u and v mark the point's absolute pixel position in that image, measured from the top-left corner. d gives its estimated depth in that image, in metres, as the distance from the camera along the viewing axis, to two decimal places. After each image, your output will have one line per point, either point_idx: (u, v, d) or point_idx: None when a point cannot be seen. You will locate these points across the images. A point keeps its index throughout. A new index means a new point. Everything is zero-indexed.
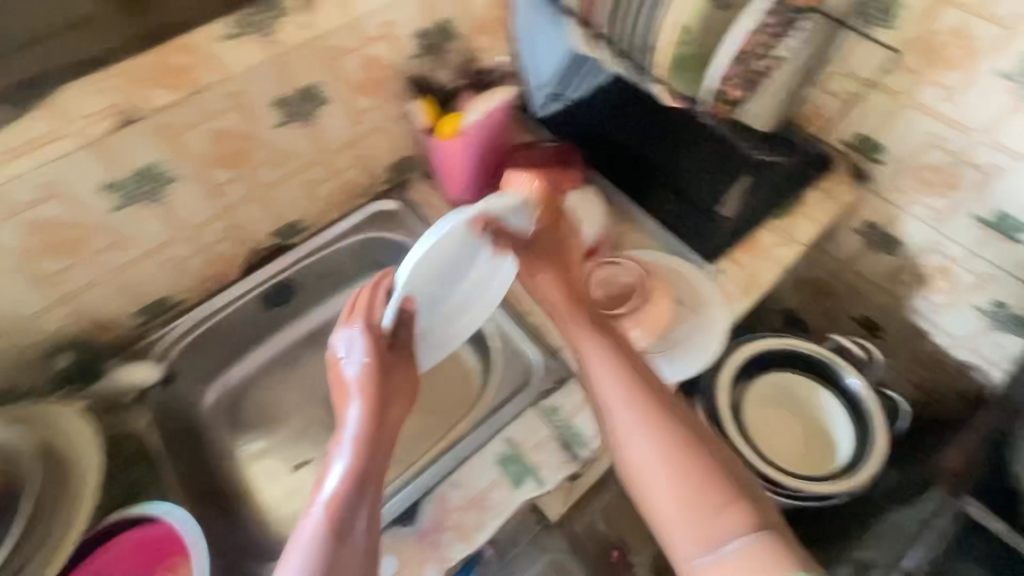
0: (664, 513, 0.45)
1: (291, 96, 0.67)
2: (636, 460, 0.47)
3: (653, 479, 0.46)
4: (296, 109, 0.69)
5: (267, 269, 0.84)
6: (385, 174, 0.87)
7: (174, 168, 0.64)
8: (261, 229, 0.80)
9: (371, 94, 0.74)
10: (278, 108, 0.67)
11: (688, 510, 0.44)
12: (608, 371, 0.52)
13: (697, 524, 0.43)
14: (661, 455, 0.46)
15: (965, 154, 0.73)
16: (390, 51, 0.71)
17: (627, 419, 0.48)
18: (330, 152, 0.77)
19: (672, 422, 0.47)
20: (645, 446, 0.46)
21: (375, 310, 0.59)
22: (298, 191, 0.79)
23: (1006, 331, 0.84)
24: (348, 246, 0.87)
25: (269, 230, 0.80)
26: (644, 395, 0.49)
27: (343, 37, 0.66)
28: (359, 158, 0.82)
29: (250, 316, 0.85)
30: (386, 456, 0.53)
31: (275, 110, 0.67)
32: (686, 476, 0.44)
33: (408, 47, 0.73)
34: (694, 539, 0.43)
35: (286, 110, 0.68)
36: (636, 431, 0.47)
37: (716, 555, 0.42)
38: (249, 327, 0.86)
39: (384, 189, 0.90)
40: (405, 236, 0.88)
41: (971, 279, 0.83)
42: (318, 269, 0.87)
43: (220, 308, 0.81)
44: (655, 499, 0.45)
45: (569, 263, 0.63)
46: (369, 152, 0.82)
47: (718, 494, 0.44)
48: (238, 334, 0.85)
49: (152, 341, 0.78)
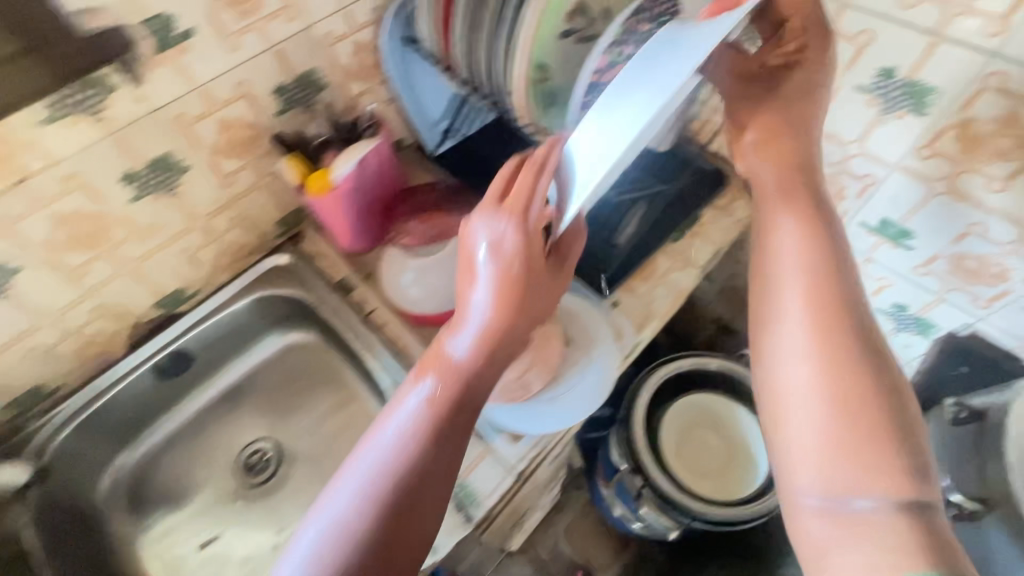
0: (801, 446, 0.45)
1: (141, 171, 0.64)
2: (810, 391, 0.46)
3: (804, 407, 0.46)
4: (150, 182, 0.66)
5: (166, 340, 0.81)
6: (276, 227, 0.84)
7: (17, 260, 0.61)
8: (142, 304, 0.77)
9: (237, 155, 0.71)
10: (128, 184, 0.64)
11: (829, 445, 0.44)
12: (794, 281, 0.50)
13: (832, 461, 0.43)
14: (829, 380, 0.45)
15: (843, 165, 0.73)
16: (248, 110, 0.68)
17: (796, 343, 0.47)
18: (200, 219, 0.74)
19: (868, 366, 0.45)
20: (800, 369, 0.47)
21: (535, 194, 0.48)
22: (174, 259, 0.75)
23: (909, 332, 0.84)
24: (254, 304, 0.85)
25: (151, 304, 0.78)
26: (829, 317, 0.48)
27: (188, 106, 0.63)
28: (242, 217, 0.79)
29: (145, 388, 0.82)
30: (472, 416, 0.49)
31: (125, 187, 0.64)
32: (853, 408, 0.44)
33: (268, 104, 0.70)
34: (813, 472, 0.44)
35: (138, 184, 0.65)
36: (801, 354, 0.47)
37: (842, 498, 0.43)
38: (145, 399, 0.83)
39: (283, 238, 0.87)
40: (302, 289, 0.85)
41: (871, 283, 0.83)
42: (227, 329, 0.85)
43: (111, 384, 0.78)
44: (795, 434, 0.46)
45: (807, 118, 0.54)
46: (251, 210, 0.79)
47: (876, 439, 0.43)
48: (132, 407, 0.82)
49: (33, 434, 0.75)
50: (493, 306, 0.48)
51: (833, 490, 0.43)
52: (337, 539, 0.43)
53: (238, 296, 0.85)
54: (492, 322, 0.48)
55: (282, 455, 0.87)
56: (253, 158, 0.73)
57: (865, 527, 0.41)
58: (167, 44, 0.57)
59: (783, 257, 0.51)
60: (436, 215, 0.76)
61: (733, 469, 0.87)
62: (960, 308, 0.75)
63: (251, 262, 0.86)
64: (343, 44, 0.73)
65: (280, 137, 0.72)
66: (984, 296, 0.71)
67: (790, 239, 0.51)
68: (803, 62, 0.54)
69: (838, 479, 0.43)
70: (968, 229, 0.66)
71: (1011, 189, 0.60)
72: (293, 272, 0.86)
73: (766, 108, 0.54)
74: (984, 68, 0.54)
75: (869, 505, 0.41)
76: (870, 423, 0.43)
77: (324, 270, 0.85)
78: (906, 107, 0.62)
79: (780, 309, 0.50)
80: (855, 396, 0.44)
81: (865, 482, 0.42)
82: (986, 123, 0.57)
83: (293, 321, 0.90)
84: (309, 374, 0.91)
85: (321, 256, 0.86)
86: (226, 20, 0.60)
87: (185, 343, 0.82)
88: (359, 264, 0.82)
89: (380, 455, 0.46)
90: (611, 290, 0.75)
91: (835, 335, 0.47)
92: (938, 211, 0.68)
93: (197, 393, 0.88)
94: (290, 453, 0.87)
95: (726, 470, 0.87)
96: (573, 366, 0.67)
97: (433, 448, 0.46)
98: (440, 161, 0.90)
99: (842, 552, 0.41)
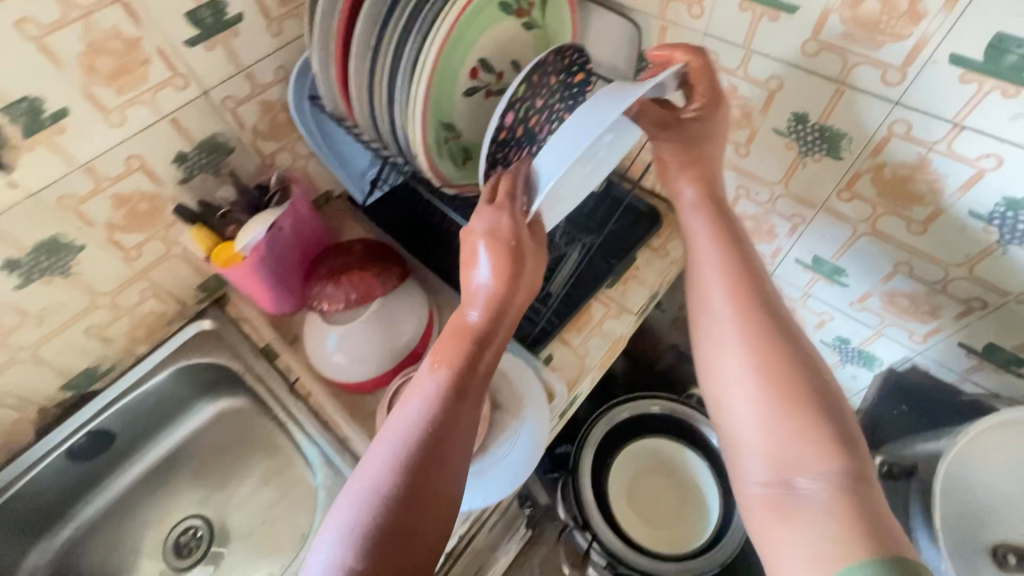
0: (743, 428, 0.48)
1: (26, 257, 0.60)
2: (744, 382, 0.48)
3: (737, 394, 0.48)
4: (39, 266, 0.62)
5: (80, 421, 0.76)
6: (196, 294, 0.80)
7: None
8: (49, 387, 0.73)
9: (139, 229, 0.68)
10: (13, 272, 0.60)
11: (765, 427, 0.46)
12: (719, 279, 0.53)
13: (771, 441, 0.46)
14: (757, 369, 0.48)
15: (772, 205, 0.72)
16: (144, 183, 0.65)
17: (728, 335, 0.50)
18: (104, 297, 0.70)
19: (796, 354, 0.48)
20: (737, 357, 0.49)
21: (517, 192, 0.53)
22: (80, 339, 0.71)
23: (853, 364, 0.82)
24: (179, 377, 0.81)
25: (57, 387, 0.73)
26: (752, 311, 0.50)
27: (72, 187, 0.59)
28: (154, 288, 0.75)
29: (59, 474, 0.77)
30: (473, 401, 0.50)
31: (8, 275, 0.60)
32: (784, 391, 0.46)
33: (167, 174, 0.66)
34: (756, 451, 0.46)
35: (25, 271, 0.61)
36: (734, 343, 0.50)
37: (782, 475, 0.44)
38: (60, 485, 0.78)
39: (205, 304, 0.83)
40: (227, 356, 0.81)
41: (813, 317, 0.81)
42: (152, 404, 0.81)
43: (20, 474, 0.73)
44: (737, 417, 0.48)
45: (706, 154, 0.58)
46: (163, 279, 0.75)
47: (804, 423, 0.45)
48: (48, 494, 0.77)
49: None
50: (495, 293, 0.52)
51: (775, 470, 0.45)
52: (366, 503, 0.45)
53: (158, 368, 0.80)
54: (498, 310, 0.52)
55: (216, 532, 0.83)
56: (157, 229, 0.69)
57: (802, 506, 0.42)
58: (38, 126, 0.54)
59: (705, 261, 0.54)
60: (355, 273, 0.71)
61: (683, 518, 0.86)
62: (899, 342, 0.73)
63: (172, 331, 0.82)
64: (247, 106, 0.69)
65: (181, 207, 0.67)
66: (920, 331, 0.70)
67: (710, 245, 0.54)
68: (712, 108, 0.56)
69: (773, 460, 0.45)
70: (896, 268, 0.65)
71: (931, 232, 0.58)
72: (219, 338, 0.82)
73: (675, 148, 0.57)
74: (890, 116, 0.52)
75: (803, 483, 0.43)
76: (794, 412, 0.45)
77: (250, 334, 0.81)
78: (822, 151, 0.60)
79: (712, 309, 0.52)
80: (790, 377, 0.47)
81: (801, 463, 0.44)
82: (898, 168, 0.56)
83: (221, 388, 0.85)
84: (242, 443, 0.86)
85: (246, 320, 0.82)
86: (103, 96, 0.56)
87: (99, 423, 0.78)
88: (284, 328, 0.79)
89: (405, 421, 0.49)
90: (543, 344, 0.72)
91: (767, 325, 0.50)
92: (865, 250, 0.66)
93: (122, 470, 0.83)
94: (225, 528, 0.83)
95: (676, 518, 0.86)
96: (497, 437, 0.65)
97: (452, 414, 0.49)
98: (369, 212, 0.86)
99: (778, 532, 0.43)
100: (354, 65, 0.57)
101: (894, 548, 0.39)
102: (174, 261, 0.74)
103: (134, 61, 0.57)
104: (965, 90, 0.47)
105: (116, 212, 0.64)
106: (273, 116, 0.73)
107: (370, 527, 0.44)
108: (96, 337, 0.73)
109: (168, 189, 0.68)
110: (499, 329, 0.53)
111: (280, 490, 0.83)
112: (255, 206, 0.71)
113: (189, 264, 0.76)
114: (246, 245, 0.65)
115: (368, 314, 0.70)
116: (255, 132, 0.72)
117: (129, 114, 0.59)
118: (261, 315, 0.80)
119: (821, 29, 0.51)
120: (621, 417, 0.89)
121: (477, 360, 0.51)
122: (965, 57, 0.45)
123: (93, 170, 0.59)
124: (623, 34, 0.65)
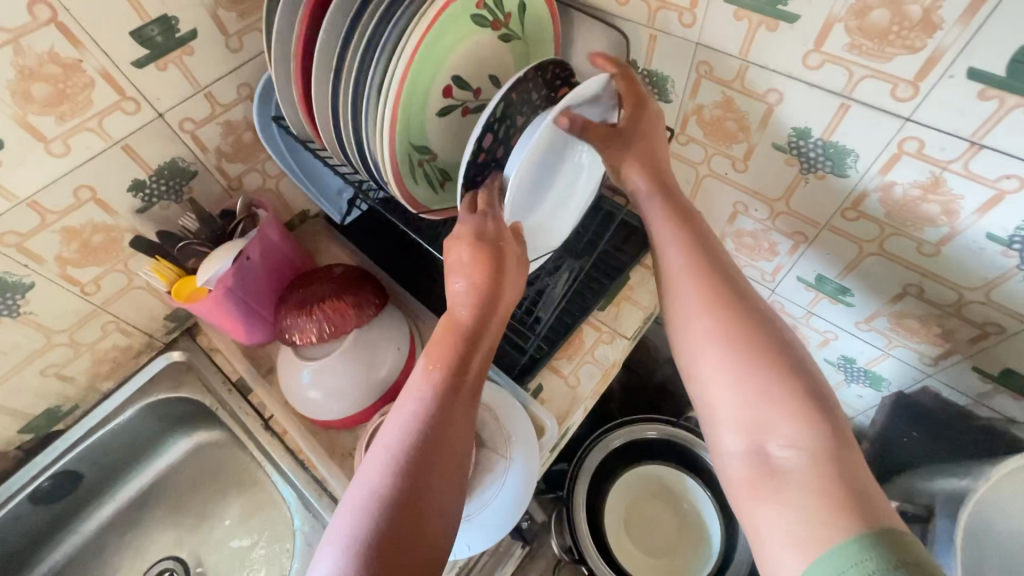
0: (717, 398, 0.44)
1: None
2: (712, 351, 0.45)
3: (708, 364, 0.45)
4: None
5: (43, 463, 0.72)
6: (164, 325, 0.76)
7: None
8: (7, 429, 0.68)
9: (95, 263, 0.63)
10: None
11: (737, 395, 0.43)
12: (676, 244, 0.49)
13: (746, 409, 0.42)
14: (724, 336, 0.44)
15: (772, 222, 0.67)
16: (98, 215, 0.60)
17: (694, 310, 0.46)
18: (61, 336, 0.66)
19: (762, 318, 0.45)
20: (702, 323, 0.46)
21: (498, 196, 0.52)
22: (38, 379, 0.67)
23: (860, 384, 0.78)
24: (149, 412, 0.77)
25: (15, 428, 0.69)
26: (714, 280, 0.47)
27: (14, 224, 0.54)
28: (117, 322, 0.70)
29: (22, 519, 0.73)
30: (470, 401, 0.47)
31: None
32: (754, 356, 0.43)
33: (123, 204, 0.62)
34: (731, 419, 0.43)
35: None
36: (702, 315, 0.46)
37: (760, 447, 0.41)
38: (25, 529, 0.74)
39: (174, 334, 0.78)
40: (199, 389, 0.77)
41: (816, 336, 0.77)
42: (118, 441, 0.77)
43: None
44: (710, 389, 0.44)
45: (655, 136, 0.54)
46: (125, 314, 0.71)
47: (777, 388, 0.41)
48: (13, 540, 0.73)
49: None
50: (481, 290, 0.48)
51: (753, 438, 0.41)
52: (364, 511, 0.41)
53: (126, 404, 0.76)
54: (489, 309, 0.48)
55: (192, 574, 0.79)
56: (116, 262, 0.65)
57: (784, 477, 0.39)
58: None
59: (664, 227, 0.50)
60: (327, 303, 0.66)
61: (683, 549, 0.83)
62: (907, 364, 0.69)
63: (140, 364, 0.77)
64: (208, 128, 0.64)
65: (137, 237, 0.61)
66: (930, 354, 0.66)
67: (664, 212, 0.51)
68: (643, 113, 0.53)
69: (749, 431, 0.42)
70: (905, 290, 0.61)
71: (944, 254, 0.54)
72: (191, 370, 0.78)
73: (633, 152, 0.53)
74: (900, 133, 0.48)
75: (783, 451, 0.40)
76: (765, 376, 0.42)
77: (223, 365, 0.77)
78: (826, 168, 0.56)
79: (673, 275, 0.49)
80: (760, 342, 0.43)
81: (775, 429, 0.41)
82: (910, 187, 0.51)
83: (195, 422, 0.81)
84: (218, 478, 0.82)
85: (219, 351, 0.78)
86: (42, 127, 0.51)
87: (63, 465, 0.73)
88: (257, 360, 0.74)
89: (397, 425, 0.45)
90: (531, 375, 0.68)
91: (728, 289, 0.46)
92: (872, 271, 0.62)
93: (92, 510, 0.79)
94: (201, 569, 0.79)
95: (676, 550, 0.83)
96: (483, 477, 0.58)
97: (446, 414, 0.45)
98: (347, 232, 0.82)
99: (763, 510, 0.39)
100: (317, 86, 0.53)
101: (880, 518, 0.36)
102: (138, 296, 0.70)
103: (77, 89, 0.52)
104: (984, 107, 0.43)
105: (66, 248, 0.60)
106: (238, 134, 0.68)
107: (366, 536, 0.40)
108: (56, 376, 0.69)
109: (123, 218, 0.63)
110: (490, 324, 0.49)
111: (258, 529, 0.79)
112: (218, 238, 0.68)
113: (153, 297, 0.71)
114: (207, 281, 0.61)
115: (344, 349, 0.65)
116: (218, 151, 0.67)
117: (73, 144, 0.54)
118: (233, 346, 0.75)
119: (824, 41, 0.47)
120: (616, 442, 0.85)
121: (470, 359, 0.47)
122: (984, 72, 0.41)
123: (36, 205, 0.55)
124: (610, 44, 0.60)
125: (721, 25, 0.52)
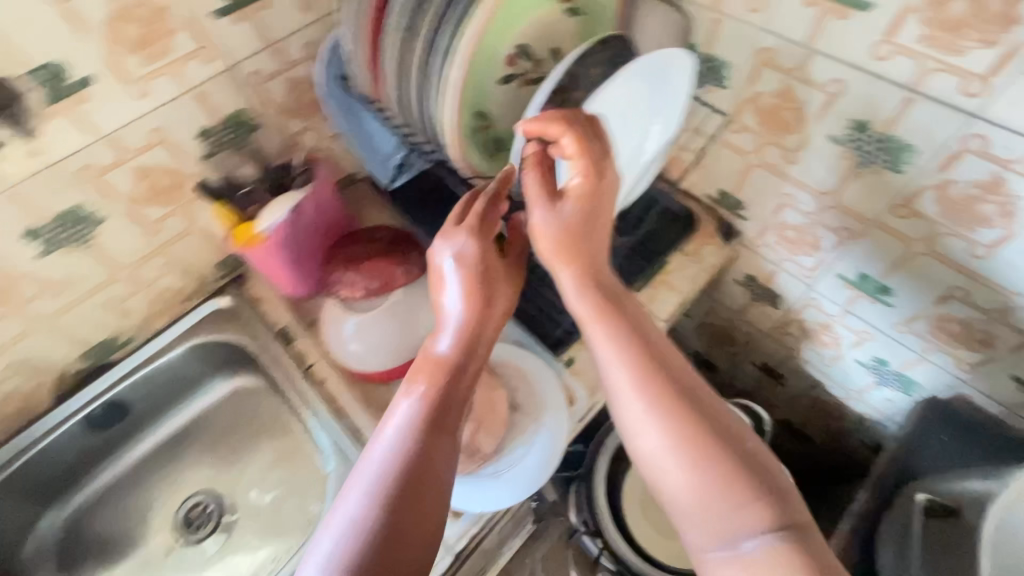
0: (683, 506, 0.42)
1: (48, 227, 0.59)
2: (672, 460, 0.42)
3: (667, 475, 0.42)
4: (60, 237, 0.61)
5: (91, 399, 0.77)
6: (213, 271, 0.79)
7: None
8: (66, 358, 0.73)
9: (161, 203, 0.66)
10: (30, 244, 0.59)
11: (699, 503, 0.41)
12: (611, 350, 0.47)
13: (712, 517, 0.40)
14: (671, 426, 0.43)
15: (820, 216, 0.67)
16: (169, 155, 0.63)
17: (634, 404, 0.44)
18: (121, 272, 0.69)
19: (711, 415, 0.43)
20: (647, 431, 0.43)
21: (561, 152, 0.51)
22: (97, 311, 0.71)
23: (891, 387, 0.78)
24: (188, 353, 0.81)
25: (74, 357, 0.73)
26: (651, 369, 0.45)
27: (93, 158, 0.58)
28: (172, 264, 0.74)
29: (74, 440, 0.78)
30: (455, 418, 0.46)
31: (28, 244, 0.59)
32: (712, 461, 0.41)
33: (190, 148, 0.64)
34: (701, 526, 0.41)
35: (45, 241, 0.60)
36: (644, 413, 0.44)
37: (732, 551, 0.39)
38: (74, 450, 0.79)
39: (220, 280, 0.81)
40: (243, 335, 0.80)
41: (850, 336, 0.77)
42: (161, 379, 0.81)
43: (37, 440, 0.75)
44: (671, 496, 0.42)
45: (603, 194, 0.52)
46: (181, 256, 0.74)
47: (737, 491, 0.40)
48: (64, 460, 0.78)
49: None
50: (467, 321, 0.50)
51: (724, 540, 0.40)
52: (342, 540, 0.40)
53: (172, 343, 0.80)
54: (469, 344, 0.49)
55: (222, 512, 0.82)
56: (179, 204, 0.68)
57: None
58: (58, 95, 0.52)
59: (594, 320, 0.49)
60: (373, 262, 0.69)
61: None
62: (944, 370, 0.69)
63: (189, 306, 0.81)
64: (275, 81, 0.67)
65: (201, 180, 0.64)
66: (970, 360, 0.65)
67: (593, 309, 0.49)
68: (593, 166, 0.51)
69: (721, 537, 0.40)
70: (950, 294, 0.61)
71: (998, 255, 0.54)
72: (234, 315, 0.81)
73: (556, 239, 0.51)
74: (967, 129, 0.48)
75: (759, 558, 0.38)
76: (724, 484, 0.40)
77: (267, 313, 0.80)
78: (883, 161, 0.56)
79: (614, 384, 0.46)
80: (716, 447, 0.42)
81: (739, 523, 0.39)
82: (967, 187, 0.51)
83: (234, 367, 0.85)
84: (251, 424, 0.86)
85: (264, 301, 0.81)
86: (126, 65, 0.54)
87: (112, 396, 0.78)
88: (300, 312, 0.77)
89: (377, 453, 0.44)
90: (566, 347, 0.69)
91: (672, 389, 0.44)
92: (929, 274, 0.61)
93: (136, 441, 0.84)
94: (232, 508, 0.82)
95: None
96: (515, 438, 0.63)
97: (429, 446, 0.44)
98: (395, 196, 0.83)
99: None
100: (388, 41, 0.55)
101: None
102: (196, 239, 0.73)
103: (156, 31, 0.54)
104: None
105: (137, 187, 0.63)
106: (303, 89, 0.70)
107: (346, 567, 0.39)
108: (113, 311, 0.72)
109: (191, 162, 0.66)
110: (476, 345, 0.50)
111: (289, 474, 0.82)
112: (279, 183, 0.70)
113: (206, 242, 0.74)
114: (262, 225, 0.65)
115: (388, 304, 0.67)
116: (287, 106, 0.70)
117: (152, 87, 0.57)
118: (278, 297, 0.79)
119: (898, 30, 0.46)
120: None
121: (457, 390, 0.47)
122: None
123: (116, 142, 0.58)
124: (672, 24, 0.61)
125: (792, 11, 0.52)
